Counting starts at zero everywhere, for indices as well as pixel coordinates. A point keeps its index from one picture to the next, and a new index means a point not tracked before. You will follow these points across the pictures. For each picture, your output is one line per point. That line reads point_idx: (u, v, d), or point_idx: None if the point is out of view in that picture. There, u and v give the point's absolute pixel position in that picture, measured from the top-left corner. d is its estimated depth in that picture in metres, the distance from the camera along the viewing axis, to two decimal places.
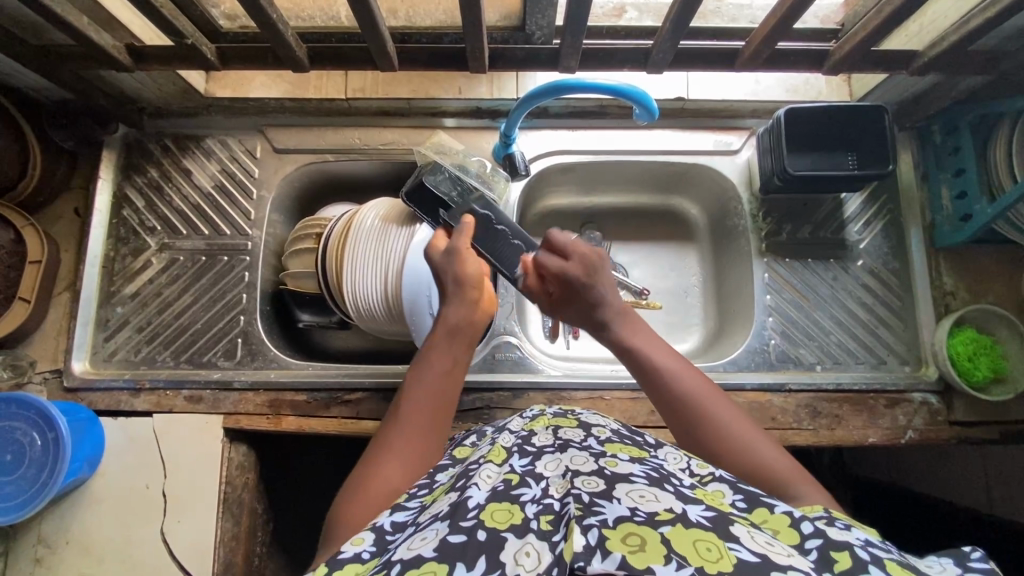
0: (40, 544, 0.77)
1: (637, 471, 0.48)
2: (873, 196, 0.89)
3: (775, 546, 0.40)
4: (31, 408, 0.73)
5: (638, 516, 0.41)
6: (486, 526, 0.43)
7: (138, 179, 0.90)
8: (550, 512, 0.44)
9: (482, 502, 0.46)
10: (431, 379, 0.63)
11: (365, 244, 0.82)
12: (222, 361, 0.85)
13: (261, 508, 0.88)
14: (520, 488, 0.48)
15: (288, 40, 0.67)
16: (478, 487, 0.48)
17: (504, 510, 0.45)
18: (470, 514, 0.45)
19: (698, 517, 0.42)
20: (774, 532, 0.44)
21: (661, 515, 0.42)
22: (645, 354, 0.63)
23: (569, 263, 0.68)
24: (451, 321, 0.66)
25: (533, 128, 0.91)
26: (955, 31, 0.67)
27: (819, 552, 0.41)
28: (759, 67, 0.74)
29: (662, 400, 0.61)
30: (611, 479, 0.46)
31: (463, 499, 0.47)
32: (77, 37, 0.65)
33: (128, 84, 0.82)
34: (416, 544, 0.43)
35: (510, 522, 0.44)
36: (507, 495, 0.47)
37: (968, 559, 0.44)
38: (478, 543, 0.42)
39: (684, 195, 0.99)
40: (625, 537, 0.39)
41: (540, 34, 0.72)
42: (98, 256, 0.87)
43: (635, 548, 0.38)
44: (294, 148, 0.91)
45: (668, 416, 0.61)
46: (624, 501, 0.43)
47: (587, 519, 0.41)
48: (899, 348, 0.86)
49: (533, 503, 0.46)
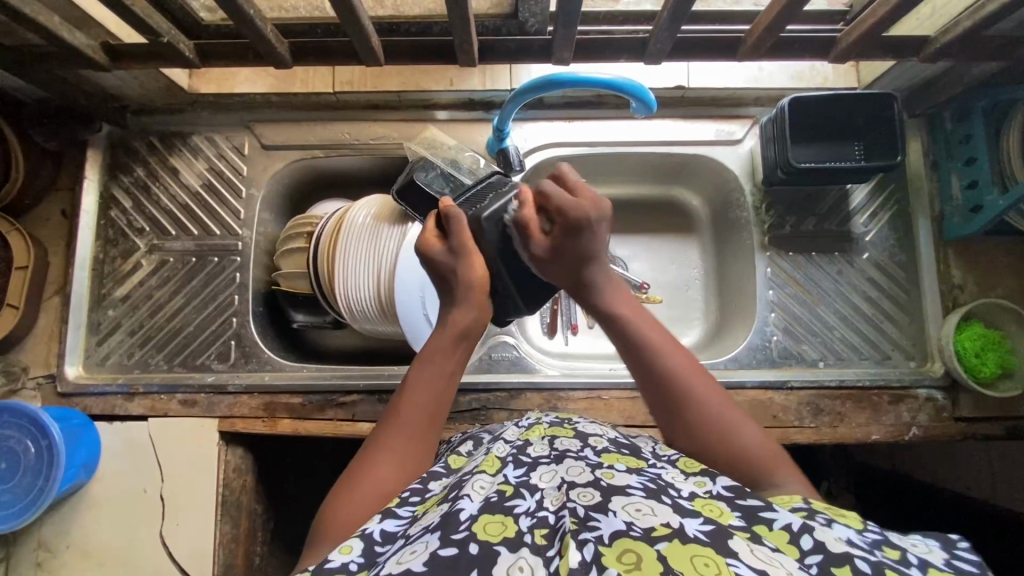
0: (40, 548, 0.78)
1: (635, 483, 0.47)
2: (880, 186, 0.86)
3: (776, 561, 0.39)
4: (23, 416, 0.72)
5: (634, 531, 0.41)
6: (479, 539, 0.42)
7: (124, 178, 0.88)
8: (545, 526, 0.43)
9: (474, 514, 0.44)
10: (436, 379, 0.60)
11: (356, 245, 0.80)
12: (216, 363, 0.85)
13: (260, 507, 0.89)
14: (514, 499, 0.46)
15: (268, 36, 0.64)
16: (471, 499, 0.46)
17: (498, 523, 0.43)
18: (461, 526, 0.43)
19: (696, 532, 0.41)
20: (775, 546, 0.42)
21: (658, 530, 0.41)
22: (634, 324, 0.61)
23: (577, 201, 0.62)
24: (460, 324, 0.62)
25: (528, 120, 0.88)
26: (970, 16, 0.64)
27: (820, 569, 0.39)
28: (763, 56, 0.71)
29: (647, 380, 0.59)
30: (608, 492, 0.45)
31: (455, 510, 0.44)
32: (50, 37, 0.62)
33: (109, 83, 0.79)
34: (405, 558, 0.41)
35: (503, 536, 0.42)
36: (500, 507, 0.45)
37: (953, 546, 0.43)
38: (470, 558, 0.40)
39: (684, 186, 0.97)
40: (620, 554, 0.39)
41: (533, 22, 0.69)
42: (87, 259, 0.86)
43: (630, 567, 0.38)
44: (283, 144, 0.88)
45: (645, 386, 0.59)
46: (621, 514, 0.42)
47: (581, 534, 0.41)
48: (904, 344, 0.84)
49: (527, 516, 0.44)
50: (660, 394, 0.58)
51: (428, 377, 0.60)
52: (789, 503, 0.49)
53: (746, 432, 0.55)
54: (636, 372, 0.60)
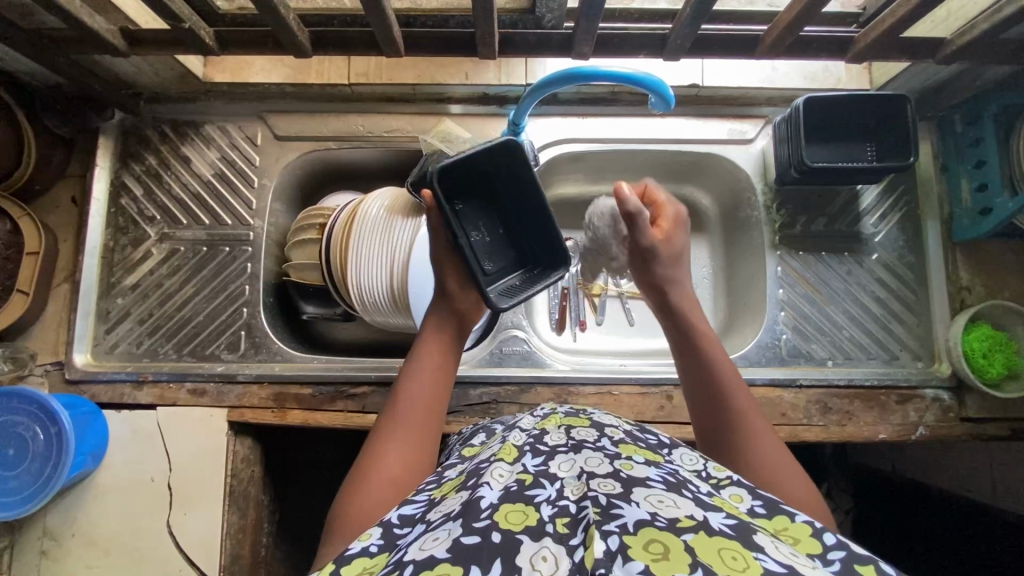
0: (46, 536, 0.77)
1: (654, 476, 0.44)
2: (890, 188, 0.87)
3: (801, 557, 0.37)
4: (32, 402, 0.72)
5: (658, 521, 0.38)
6: (501, 528, 0.39)
7: (135, 167, 0.88)
8: (566, 515, 0.40)
9: (495, 502, 0.42)
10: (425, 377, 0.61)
11: (370, 237, 0.80)
12: (225, 353, 0.84)
13: (266, 498, 0.88)
14: (534, 488, 0.44)
15: (290, 25, 0.64)
16: (491, 487, 0.44)
17: (519, 512, 0.41)
18: (483, 514, 0.41)
19: (720, 525, 0.39)
20: (793, 542, 0.40)
21: (683, 521, 0.38)
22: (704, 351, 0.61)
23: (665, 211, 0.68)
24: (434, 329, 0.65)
25: (542, 116, 0.88)
26: (986, 19, 0.64)
27: (841, 564, 0.37)
28: (780, 55, 0.71)
29: (703, 412, 0.59)
30: (628, 482, 0.43)
31: (476, 498, 0.42)
32: (70, 20, 0.62)
33: (124, 69, 0.79)
34: (428, 544, 0.39)
35: (525, 524, 0.40)
36: (521, 496, 0.42)
37: None
38: (493, 547, 0.38)
39: (695, 185, 0.97)
40: (646, 543, 0.36)
41: (551, 17, 0.69)
42: (97, 246, 0.85)
43: (658, 556, 0.35)
44: (296, 134, 0.88)
45: (698, 408, 0.60)
46: (643, 505, 0.40)
47: (606, 524, 0.38)
48: (912, 344, 0.84)
49: (548, 504, 0.42)
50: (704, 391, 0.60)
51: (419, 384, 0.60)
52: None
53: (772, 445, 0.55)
54: (698, 394, 0.60)
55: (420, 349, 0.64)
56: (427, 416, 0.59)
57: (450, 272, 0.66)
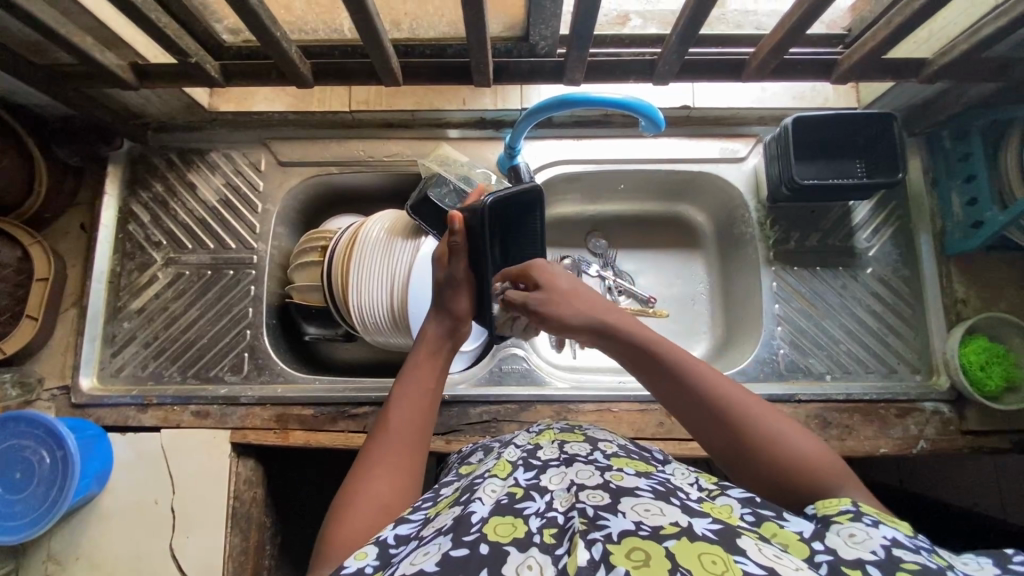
0: (50, 560, 0.78)
1: (644, 485, 0.45)
2: (882, 203, 0.89)
3: (784, 559, 0.37)
4: (39, 426, 0.73)
5: (642, 530, 0.39)
6: (489, 540, 0.40)
7: (143, 193, 0.90)
8: (553, 526, 0.41)
9: (486, 516, 0.42)
10: (416, 390, 0.60)
11: (372, 257, 0.81)
12: (229, 375, 0.85)
13: (268, 521, 0.89)
14: (524, 501, 0.44)
15: (292, 57, 0.67)
16: (483, 502, 0.45)
17: (508, 524, 0.41)
18: (473, 528, 0.41)
19: (704, 530, 0.39)
20: (782, 546, 0.40)
21: (666, 529, 0.39)
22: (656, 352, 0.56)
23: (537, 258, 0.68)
24: (429, 336, 0.66)
25: (537, 138, 0.90)
26: (966, 40, 0.66)
27: (829, 567, 0.38)
28: (766, 78, 0.73)
29: (693, 412, 0.53)
30: (617, 493, 0.43)
31: (467, 512, 0.43)
32: (81, 56, 0.65)
33: (133, 101, 0.82)
34: (419, 559, 0.39)
35: (512, 536, 0.40)
36: (510, 509, 0.43)
37: (1007, 562, 0.39)
38: (481, 558, 0.38)
39: (689, 202, 0.99)
40: (628, 551, 0.37)
41: (543, 45, 0.72)
42: (104, 273, 0.87)
43: (638, 563, 0.36)
44: (298, 160, 0.91)
45: (685, 407, 0.53)
46: (629, 515, 0.40)
47: (590, 533, 0.39)
48: (910, 357, 0.85)
49: (536, 516, 0.43)
50: (707, 421, 0.52)
51: (410, 401, 0.59)
52: (835, 504, 0.44)
53: (798, 437, 0.50)
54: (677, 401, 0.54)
55: (409, 363, 0.63)
56: (423, 426, 0.58)
57: (463, 290, 0.67)
